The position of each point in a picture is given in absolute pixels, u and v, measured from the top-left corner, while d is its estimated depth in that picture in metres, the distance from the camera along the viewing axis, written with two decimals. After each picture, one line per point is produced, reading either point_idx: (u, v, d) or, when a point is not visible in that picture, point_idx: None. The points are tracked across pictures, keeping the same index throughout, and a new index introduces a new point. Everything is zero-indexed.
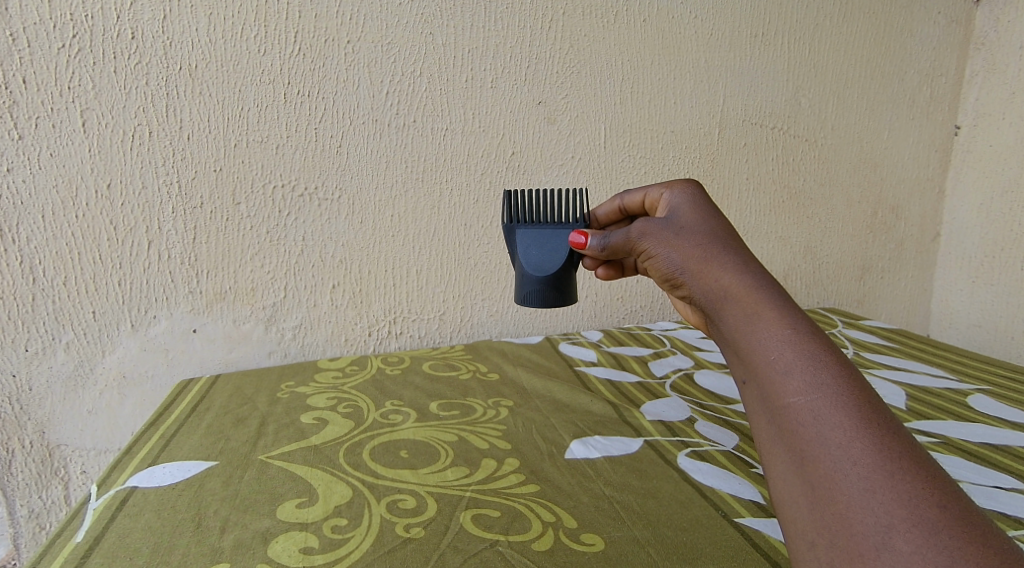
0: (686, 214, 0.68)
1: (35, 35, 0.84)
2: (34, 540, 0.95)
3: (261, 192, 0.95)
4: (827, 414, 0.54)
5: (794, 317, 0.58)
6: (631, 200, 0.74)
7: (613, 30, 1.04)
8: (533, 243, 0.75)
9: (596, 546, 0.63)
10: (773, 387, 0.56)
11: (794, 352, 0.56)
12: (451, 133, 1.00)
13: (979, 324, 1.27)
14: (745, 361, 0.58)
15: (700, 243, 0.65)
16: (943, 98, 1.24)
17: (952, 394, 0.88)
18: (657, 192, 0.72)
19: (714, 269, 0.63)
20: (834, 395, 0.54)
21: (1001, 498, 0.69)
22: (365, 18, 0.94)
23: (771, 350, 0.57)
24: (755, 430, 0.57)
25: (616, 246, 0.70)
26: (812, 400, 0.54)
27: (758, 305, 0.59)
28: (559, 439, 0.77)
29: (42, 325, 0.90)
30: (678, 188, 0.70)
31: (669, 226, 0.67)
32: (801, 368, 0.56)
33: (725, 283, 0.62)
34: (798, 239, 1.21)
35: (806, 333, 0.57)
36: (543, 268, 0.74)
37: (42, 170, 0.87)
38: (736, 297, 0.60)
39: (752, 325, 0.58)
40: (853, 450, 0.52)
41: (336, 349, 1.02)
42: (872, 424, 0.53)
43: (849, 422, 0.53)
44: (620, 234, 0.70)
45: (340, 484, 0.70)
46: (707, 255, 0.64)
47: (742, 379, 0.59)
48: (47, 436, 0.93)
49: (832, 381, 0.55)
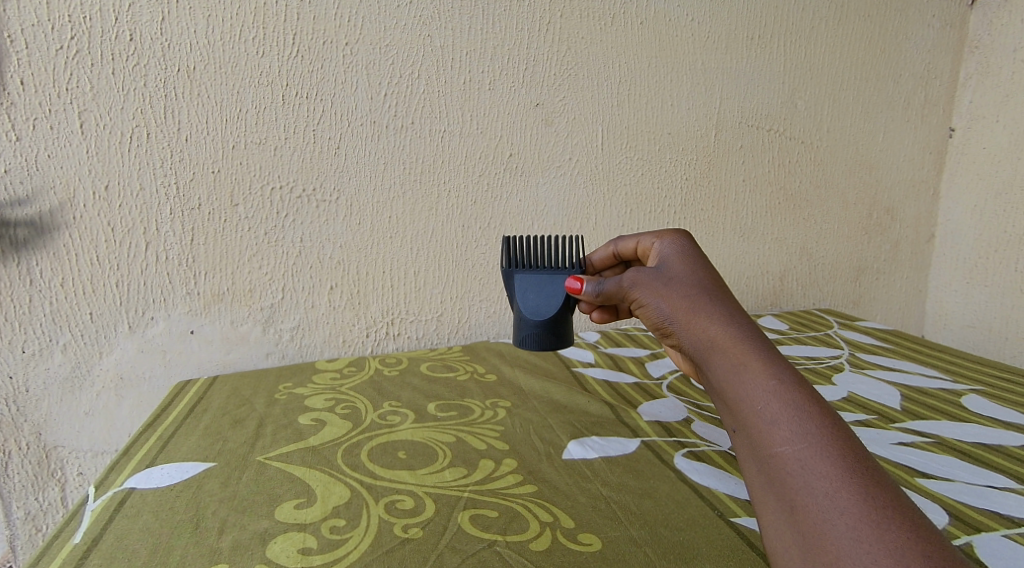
0: (676, 264, 0.69)
1: (33, 36, 0.84)
2: (31, 542, 0.95)
3: (259, 193, 0.95)
4: (813, 464, 0.55)
5: (779, 367, 0.59)
6: (625, 245, 0.76)
7: (610, 32, 1.04)
8: (531, 287, 0.76)
9: (593, 546, 0.63)
10: (760, 436, 0.57)
11: (780, 401, 0.57)
12: (448, 135, 1.01)
13: (973, 326, 1.28)
14: (733, 410, 0.59)
15: (688, 293, 0.66)
16: (938, 100, 1.24)
17: (947, 395, 0.89)
18: (649, 241, 0.73)
19: (701, 320, 0.63)
20: (819, 445, 0.55)
21: (994, 497, 0.69)
22: (363, 20, 0.95)
23: (757, 400, 0.58)
24: (746, 479, 0.58)
25: (609, 293, 0.70)
26: (799, 450, 0.55)
27: (744, 355, 0.60)
28: (556, 439, 0.78)
29: (39, 326, 0.90)
30: (669, 239, 0.72)
31: (660, 276, 0.68)
32: (787, 419, 0.57)
33: (712, 334, 0.62)
34: (794, 241, 1.21)
35: (791, 383, 0.58)
36: (540, 312, 0.75)
37: (40, 171, 0.87)
38: (723, 347, 0.61)
39: (739, 375, 0.59)
40: (839, 500, 0.53)
41: (333, 351, 1.02)
42: (857, 474, 0.54)
43: (834, 472, 0.54)
44: (613, 281, 0.70)
45: (338, 484, 0.70)
46: (695, 306, 0.64)
47: (731, 427, 0.60)
48: (44, 437, 0.92)
49: (817, 431, 0.56)
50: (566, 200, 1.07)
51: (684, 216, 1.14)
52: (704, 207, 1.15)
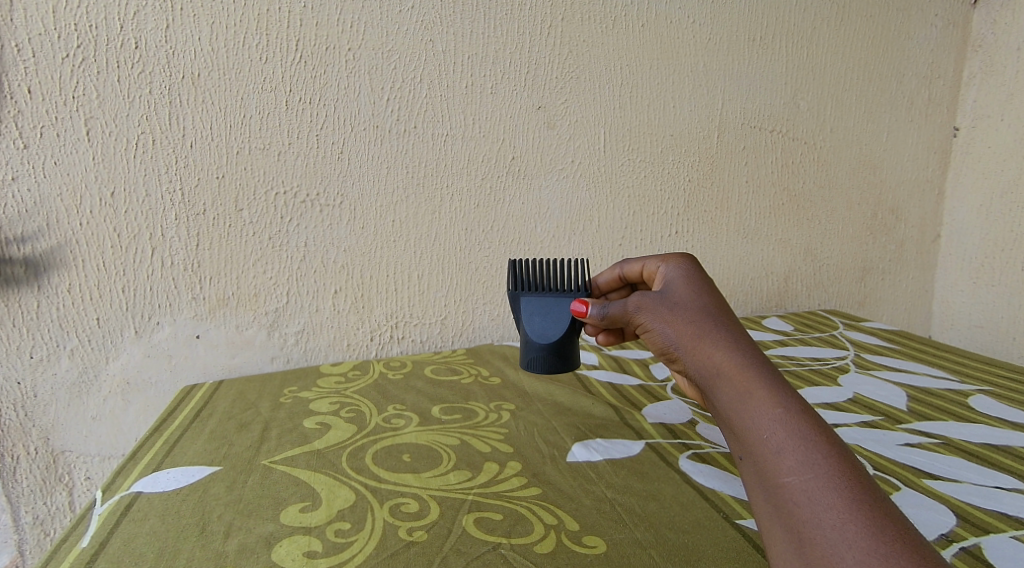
0: (681, 288, 0.68)
1: (39, 45, 0.85)
2: (39, 546, 0.95)
3: (264, 198, 0.95)
4: (821, 494, 0.54)
5: (784, 394, 0.59)
6: (630, 268, 0.76)
7: (612, 35, 1.05)
8: (536, 310, 0.78)
9: (598, 548, 0.63)
10: (768, 465, 0.57)
11: (787, 431, 0.57)
12: (451, 139, 1.01)
13: (980, 326, 1.27)
14: (740, 438, 0.59)
15: (694, 319, 0.65)
16: (941, 99, 1.24)
17: (953, 395, 0.88)
18: (654, 265, 0.73)
19: (707, 346, 0.63)
20: (827, 476, 0.55)
21: (1001, 498, 0.69)
22: (365, 25, 0.95)
23: (764, 429, 0.58)
24: (755, 508, 0.58)
25: (614, 316, 0.71)
26: (806, 480, 0.55)
27: (750, 383, 0.60)
28: (560, 442, 0.78)
29: (47, 332, 0.90)
30: (673, 262, 0.71)
31: (664, 301, 0.68)
32: (793, 449, 0.57)
33: (718, 361, 0.62)
34: (799, 241, 1.21)
35: (797, 412, 0.58)
36: (546, 336, 0.77)
37: (46, 178, 0.87)
38: (729, 375, 0.61)
39: (745, 403, 0.59)
40: (847, 533, 0.53)
41: (338, 354, 1.02)
42: (864, 505, 0.54)
43: (842, 503, 0.54)
44: (618, 305, 0.70)
45: (343, 488, 0.70)
46: (701, 332, 0.64)
47: (738, 455, 0.59)
48: (52, 442, 0.93)
49: (823, 460, 0.56)
50: (569, 203, 1.08)
51: (688, 217, 1.14)
52: (707, 209, 1.15)
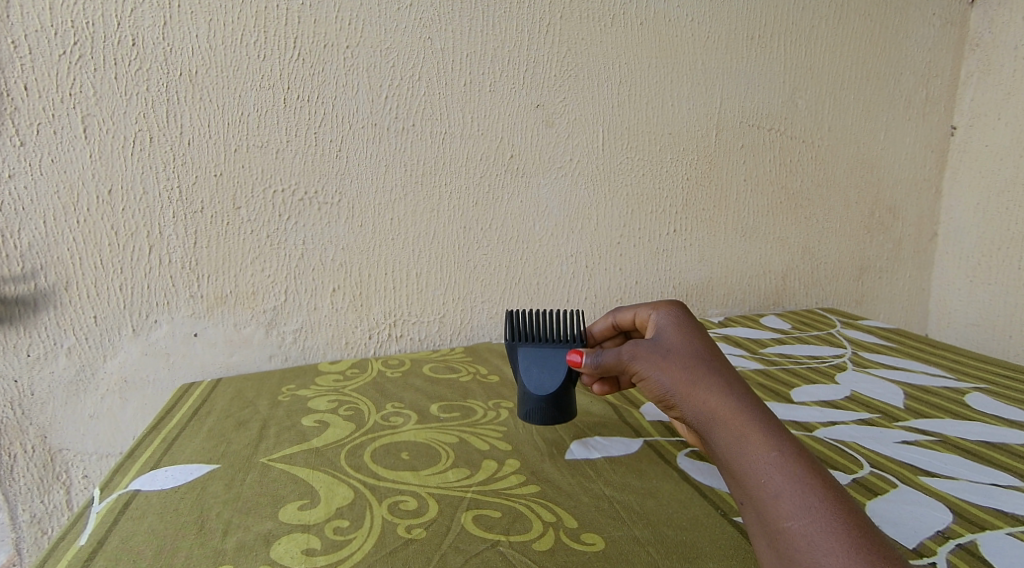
0: (672, 335, 0.68)
1: (36, 41, 0.85)
2: (37, 544, 0.95)
3: (261, 196, 0.95)
4: (821, 540, 0.55)
5: (779, 439, 0.59)
6: (623, 316, 0.76)
7: (611, 33, 1.05)
8: (534, 362, 0.77)
9: (597, 545, 0.63)
10: (767, 511, 0.57)
11: (784, 476, 0.57)
12: (450, 136, 1.01)
13: (977, 324, 1.28)
14: (739, 484, 0.59)
15: (687, 364, 0.65)
16: (939, 98, 1.24)
17: (950, 393, 0.89)
18: (646, 313, 0.73)
19: (702, 391, 0.63)
20: (825, 520, 0.55)
21: (997, 495, 0.69)
22: (363, 23, 0.95)
23: (761, 474, 0.58)
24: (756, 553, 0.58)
25: (609, 366, 0.69)
26: (805, 525, 0.55)
27: (746, 427, 0.60)
28: (558, 440, 0.78)
29: (44, 330, 0.90)
30: (664, 310, 0.72)
31: (657, 347, 0.67)
32: (790, 493, 0.57)
33: (713, 406, 0.62)
34: (797, 240, 1.21)
35: (792, 456, 0.58)
36: (543, 389, 0.76)
37: (43, 176, 0.87)
38: (725, 419, 0.61)
39: (742, 448, 0.59)
40: None
41: (336, 352, 1.02)
42: (863, 548, 0.54)
43: (841, 547, 0.54)
44: (612, 353, 0.69)
45: (342, 485, 0.70)
46: (695, 377, 0.64)
47: (737, 501, 0.59)
48: (49, 440, 0.93)
49: (820, 504, 0.56)
50: (567, 201, 1.08)
51: (686, 216, 1.14)
52: (705, 208, 1.15)
